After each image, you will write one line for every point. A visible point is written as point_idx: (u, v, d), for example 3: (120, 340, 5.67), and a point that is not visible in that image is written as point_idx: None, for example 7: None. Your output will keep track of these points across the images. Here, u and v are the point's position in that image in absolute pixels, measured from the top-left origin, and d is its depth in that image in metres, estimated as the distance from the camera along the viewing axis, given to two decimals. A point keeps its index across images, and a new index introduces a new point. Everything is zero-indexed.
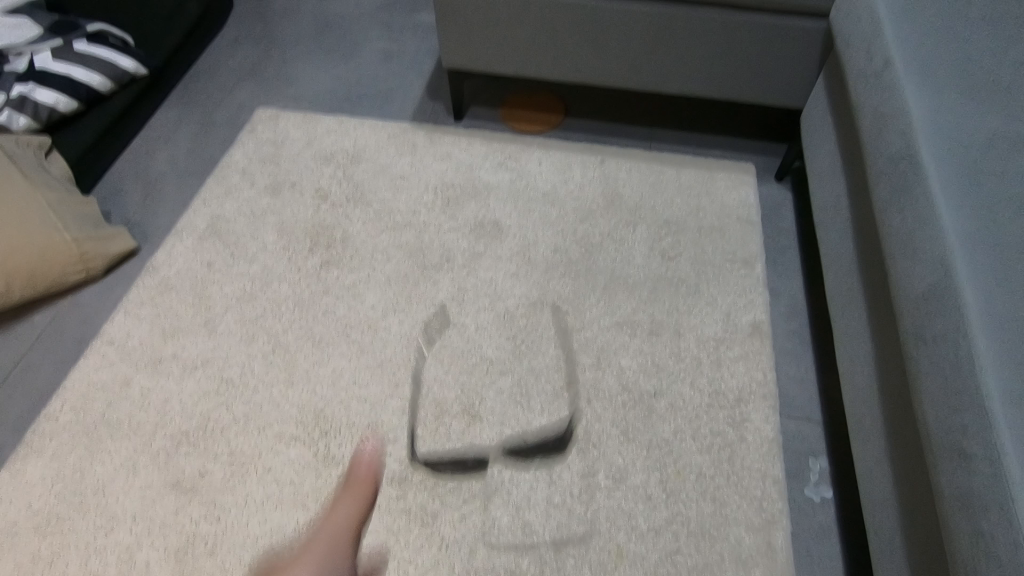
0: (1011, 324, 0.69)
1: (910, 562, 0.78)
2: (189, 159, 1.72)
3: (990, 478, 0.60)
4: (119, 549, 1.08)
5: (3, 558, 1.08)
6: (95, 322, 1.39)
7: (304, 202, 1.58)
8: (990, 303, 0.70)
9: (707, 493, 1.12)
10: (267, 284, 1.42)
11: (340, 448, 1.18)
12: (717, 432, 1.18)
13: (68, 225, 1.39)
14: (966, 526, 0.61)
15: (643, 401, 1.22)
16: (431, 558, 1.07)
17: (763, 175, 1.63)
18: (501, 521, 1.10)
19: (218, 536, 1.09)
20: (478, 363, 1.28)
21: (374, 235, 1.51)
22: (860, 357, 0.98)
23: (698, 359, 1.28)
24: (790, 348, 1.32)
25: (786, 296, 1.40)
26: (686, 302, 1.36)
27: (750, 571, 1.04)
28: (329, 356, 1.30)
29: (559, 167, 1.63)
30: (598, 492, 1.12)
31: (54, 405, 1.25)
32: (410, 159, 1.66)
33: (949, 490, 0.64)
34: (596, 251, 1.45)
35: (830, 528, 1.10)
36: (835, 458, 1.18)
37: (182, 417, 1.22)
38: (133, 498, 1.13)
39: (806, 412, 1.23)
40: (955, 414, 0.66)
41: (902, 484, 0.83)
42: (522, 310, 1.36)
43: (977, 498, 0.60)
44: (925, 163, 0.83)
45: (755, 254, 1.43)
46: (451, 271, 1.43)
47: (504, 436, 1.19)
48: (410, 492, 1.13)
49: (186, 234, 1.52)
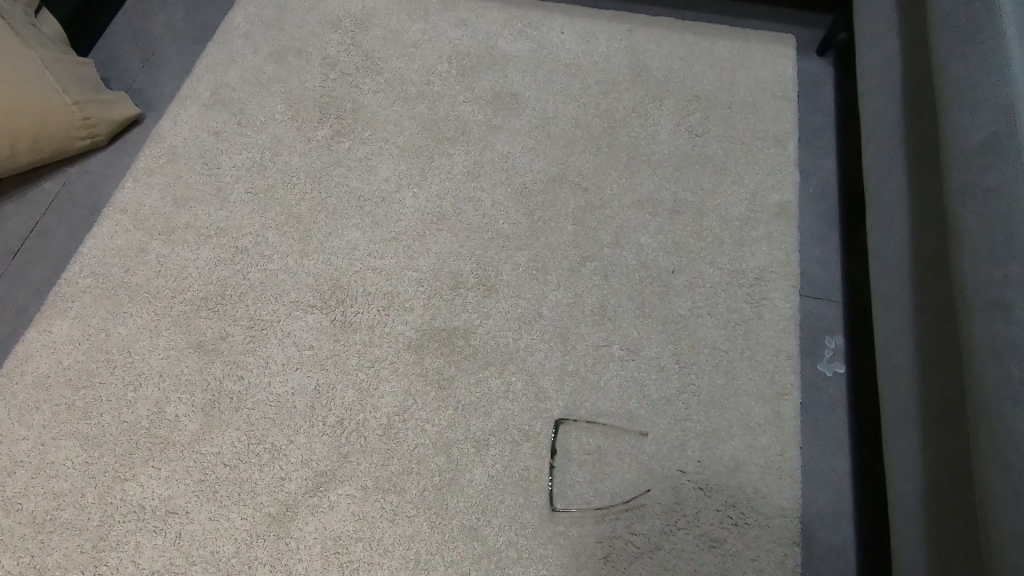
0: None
1: (923, 422, 0.79)
2: (186, 22, 1.59)
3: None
4: (149, 403, 1.12)
5: (40, 407, 1.13)
6: (105, 190, 1.37)
7: (311, 69, 1.48)
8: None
9: (720, 366, 1.13)
10: (276, 154, 1.37)
11: (357, 316, 1.18)
12: (735, 309, 1.17)
13: (66, 87, 1.32)
14: (994, 373, 0.60)
15: (662, 278, 1.21)
16: (446, 419, 1.09)
17: (804, 47, 1.50)
18: (516, 386, 1.12)
19: (242, 393, 1.12)
20: (495, 238, 1.25)
21: (386, 105, 1.42)
22: (894, 229, 0.94)
23: (720, 238, 1.24)
24: (817, 229, 1.28)
25: (817, 176, 1.33)
26: (712, 181, 1.30)
27: (758, 437, 1.07)
28: (343, 228, 1.27)
29: (583, 35, 1.50)
30: (612, 363, 1.13)
31: (73, 269, 1.25)
32: (422, 24, 1.53)
33: (981, 341, 0.63)
34: (620, 126, 1.37)
35: (840, 401, 1.11)
36: (851, 337, 1.17)
37: (199, 283, 1.23)
38: (158, 358, 1.16)
39: (826, 293, 1.21)
40: (1000, 267, 0.63)
41: (924, 350, 0.82)
42: (540, 185, 1.31)
43: (1011, 347, 0.59)
44: (1002, 5, 0.74)
45: (788, 132, 1.35)
46: (466, 144, 1.36)
47: (519, 307, 1.18)
48: (426, 358, 1.14)
49: (190, 101, 1.44)
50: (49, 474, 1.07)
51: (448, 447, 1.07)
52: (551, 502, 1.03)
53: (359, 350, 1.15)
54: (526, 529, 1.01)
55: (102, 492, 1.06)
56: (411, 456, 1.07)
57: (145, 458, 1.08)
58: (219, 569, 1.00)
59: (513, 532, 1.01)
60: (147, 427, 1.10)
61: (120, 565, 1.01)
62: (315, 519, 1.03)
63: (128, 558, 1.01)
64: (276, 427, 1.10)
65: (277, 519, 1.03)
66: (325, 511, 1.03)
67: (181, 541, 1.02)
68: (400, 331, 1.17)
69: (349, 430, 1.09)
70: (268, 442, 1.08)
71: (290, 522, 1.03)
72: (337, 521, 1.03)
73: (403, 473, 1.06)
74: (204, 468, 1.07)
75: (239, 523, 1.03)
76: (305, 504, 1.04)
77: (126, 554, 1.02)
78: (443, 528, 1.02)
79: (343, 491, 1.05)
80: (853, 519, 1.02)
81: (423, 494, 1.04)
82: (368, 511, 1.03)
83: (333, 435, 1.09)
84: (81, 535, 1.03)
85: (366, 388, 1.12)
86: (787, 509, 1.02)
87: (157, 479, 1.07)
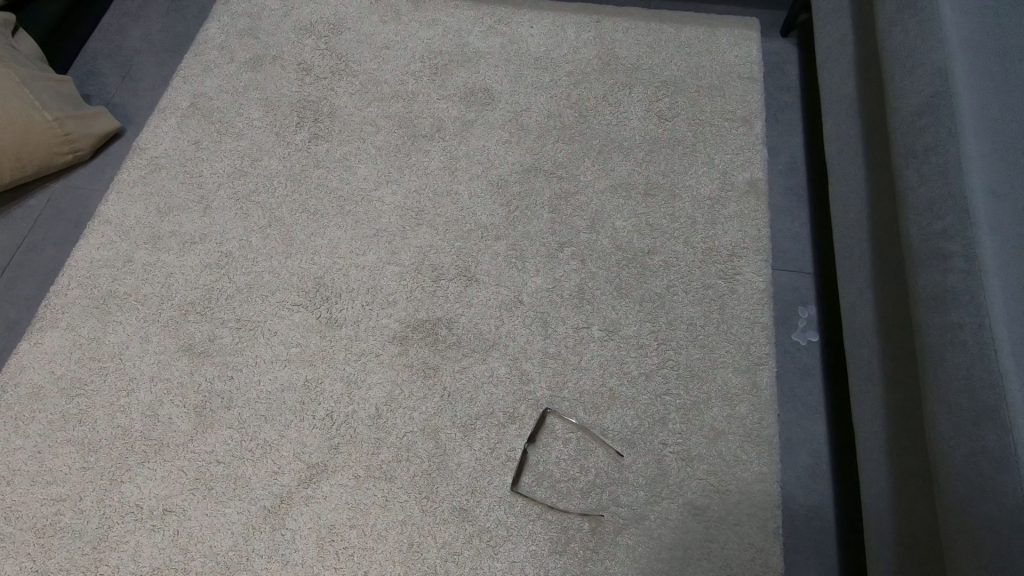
0: (997, 139, 0.71)
1: (883, 378, 0.83)
2: (163, 37, 1.61)
3: (966, 274, 0.65)
4: (142, 407, 1.15)
5: (35, 417, 1.15)
6: (90, 203, 1.39)
7: (287, 75, 1.50)
8: (982, 121, 0.72)
9: (698, 341, 1.16)
10: (257, 159, 1.40)
11: (342, 311, 1.21)
12: (710, 285, 1.20)
13: (46, 103, 1.34)
14: (937, 319, 0.66)
15: (637, 259, 1.24)
16: (433, 406, 1.12)
17: (768, 29, 1.53)
18: (500, 371, 1.14)
19: (233, 392, 1.15)
20: (473, 229, 1.28)
21: (362, 107, 1.45)
22: (853, 196, 0.97)
23: (693, 218, 1.27)
24: (786, 204, 1.31)
25: (785, 153, 1.37)
26: (682, 163, 1.34)
27: (736, 407, 1.10)
28: (325, 228, 1.30)
29: (552, 29, 1.52)
30: (592, 342, 1.16)
31: (61, 281, 1.27)
32: (394, 27, 1.55)
33: (925, 291, 0.69)
34: (592, 115, 1.40)
35: (814, 369, 1.15)
36: (823, 306, 1.20)
37: (186, 289, 1.25)
38: (150, 363, 1.18)
39: (798, 265, 1.25)
40: (937, 222, 0.69)
41: (883, 310, 0.86)
42: (516, 176, 1.34)
43: (951, 294, 0.65)
44: None
45: (756, 112, 1.38)
46: (442, 140, 1.39)
47: (500, 294, 1.21)
48: (412, 348, 1.17)
49: (169, 113, 1.46)
50: (47, 481, 1.10)
51: (436, 433, 1.10)
52: (538, 480, 1.06)
53: (345, 345, 1.18)
54: (514, 507, 1.04)
55: (100, 495, 1.08)
56: (400, 444, 1.09)
57: (141, 461, 1.10)
58: (218, 562, 1.03)
59: (503, 511, 1.04)
60: (141, 431, 1.13)
61: (121, 564, 1.03)
62: (309, 509, 1.06)
63: (128, 558, 1.04)
64: (267, 423, 1.12)
65: (271, 511, 1.06)
66: (319, 501, 1.06)
67: (179, 538, 1.05)
68: (385, 324, 1.20)
69: (339, 422, 1.12)
70: (261, 438, 1.11)
71: (285, 513, 1.06)
72: (331, 509, 1.05)
73: (394, 461, 1.08)
74: (199, 467, 1.09)
75: (235, 517, 1.06)
76: (298, 496, 1.07)
77: (126, 553, 1.04)
78: (434, 511, 1.04)
79: (335, 480, 1.07)
80: (830, 480, 1.06)
81: (414, 479, 1.07)
82: (360, 499, 1.06)
83: (323, 427, 1.11)
84: (81, 538, 1.05)
85: (354, 380, 1.15)
86: (767, 474, 1.05)
87: (153, 480, 1.09)
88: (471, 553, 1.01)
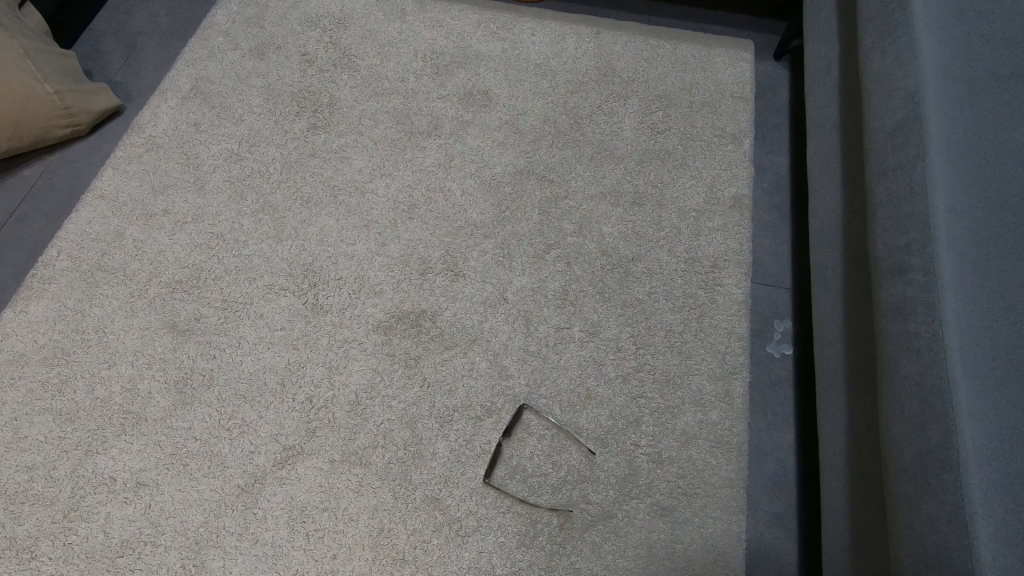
0: (956, 180, 0.81)
1: (849, 388, 0.87)
2: (168, 20, 1.63)
3: (923, 287, 0.74)
4: (121, 381, 1.15)
5: (14, 384, 1.15)
6: (84, 177, 1.40)
7: (289, 65, 1.52)
8: (944, 159, 0.83)
9: (675, 347, 1.18)
10: (253, 145, 1.41)
11: (328, 298, 1.23)
12: (690, 295, 1.23)
13: (48, 75, 1.35)
14: (896, 327, 0.75)
15: (622, 264, 1.26)
16: (412, 396, 1.14)
17: (761, 53, 1.57)
18: (480, 365, 1.16)
19: (215, 370, 1.16)
20: (463, 226, 1.30)
21: (362, 101, 1.46)
22: (832, 215, 1.01)
23: (679, 228, 1.30)
24: (768, 221, 1.35)
25: (771, 172, 1.41)
26: (671, 175, 1.36)
27: (709, 413, 1.13)
28: (317, 216, 1.32)
29: (553, 37, 1.55)
30: (572, 343, 1.18)
31: (50, 252, 1.28)
32: (398, 25, 1.57)
33: (888, 302, 0.78)
34: (586, 122, 1.43)
35: (786, 380, 1.19)
36: (800, 321, 1.24)
37: (174, 267, 1.26)
38: (133, 338, 1.19)
39: (776, 281, 1.28)
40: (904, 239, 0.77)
41: (854, 326, 0.89)
42: (508, 177, 1.36)
43: (908, 305, 0.75)
44: None
45: (745, 130, 1.41)
46: (438, 138, 1.41)
47: (484, 291, 1.23)
48: (395, 338, 1.19)
49: (170, 94, 1.47)
50: (23, 449, 1.10)
51: (414, 422, 1.12)
52: (510, 474, 1.08)
53: (329, 331, 1.20)
54: (486, 499, 1.06)
55: (74, 465, 1.09)
56: (377, 431, 1.11)
57: (117, 433, 1.11)
58: (187, 538, 1.04)
59: (474, 502, 1.06)
60: (120, 404, 1.13)
61: (90, 534, 1.04)
62: (282, 490, 1.07)
63: (98, 529, 1.04)
64: (246, 403, 1.13)
65: (245, 490, 1.07)
66: (293, 483, 1.07)
67: (151, 511, 1.05)
68: (370, 314, 1.21)
69: (317, 406, 1.13)
70: (239, 418, 1.12)
71: (258, 492, 1.07)
72: (303, 491, 1.07)
73: (369, 448, 1.10)
74: (176, 443, 1.10)
75: (208, 494, 1.07)
76: (273, 476, 1.08)
77: (96, 524, 1.05)
78: (406, 498, 1.06)
79: (311, 463, 1.09)
80: (794, 488, 1.10)
81: (389, 466, 1.08)
82: (334, 482, 1.07)
83: (302, 411, 1.13)
84: (52, 507, 1.06)
85: (335, 366, 1.16)
86: (734, 479, 1.08)
87: (128, 453, 1.10)
88: (440, 541, 1.03)
